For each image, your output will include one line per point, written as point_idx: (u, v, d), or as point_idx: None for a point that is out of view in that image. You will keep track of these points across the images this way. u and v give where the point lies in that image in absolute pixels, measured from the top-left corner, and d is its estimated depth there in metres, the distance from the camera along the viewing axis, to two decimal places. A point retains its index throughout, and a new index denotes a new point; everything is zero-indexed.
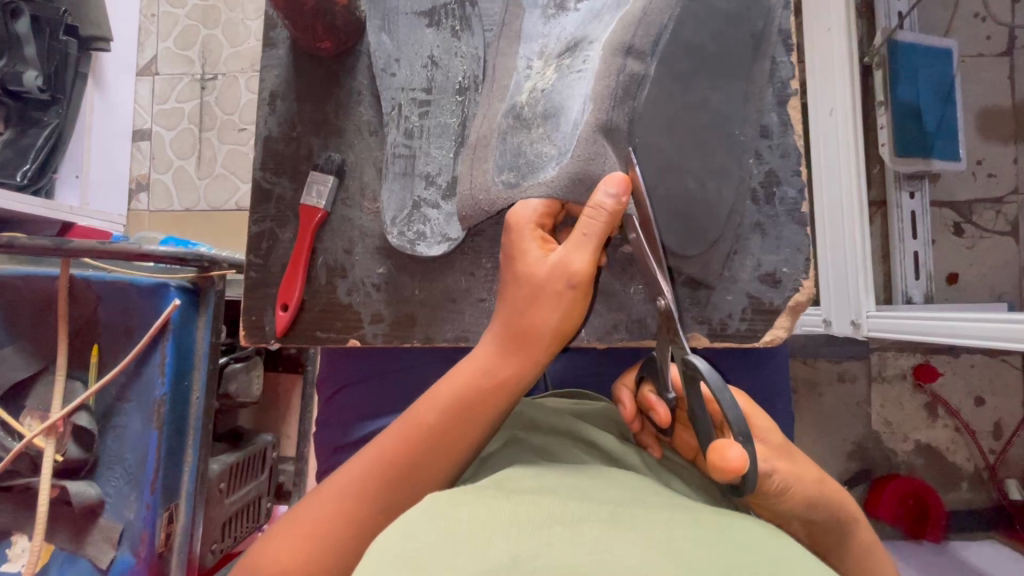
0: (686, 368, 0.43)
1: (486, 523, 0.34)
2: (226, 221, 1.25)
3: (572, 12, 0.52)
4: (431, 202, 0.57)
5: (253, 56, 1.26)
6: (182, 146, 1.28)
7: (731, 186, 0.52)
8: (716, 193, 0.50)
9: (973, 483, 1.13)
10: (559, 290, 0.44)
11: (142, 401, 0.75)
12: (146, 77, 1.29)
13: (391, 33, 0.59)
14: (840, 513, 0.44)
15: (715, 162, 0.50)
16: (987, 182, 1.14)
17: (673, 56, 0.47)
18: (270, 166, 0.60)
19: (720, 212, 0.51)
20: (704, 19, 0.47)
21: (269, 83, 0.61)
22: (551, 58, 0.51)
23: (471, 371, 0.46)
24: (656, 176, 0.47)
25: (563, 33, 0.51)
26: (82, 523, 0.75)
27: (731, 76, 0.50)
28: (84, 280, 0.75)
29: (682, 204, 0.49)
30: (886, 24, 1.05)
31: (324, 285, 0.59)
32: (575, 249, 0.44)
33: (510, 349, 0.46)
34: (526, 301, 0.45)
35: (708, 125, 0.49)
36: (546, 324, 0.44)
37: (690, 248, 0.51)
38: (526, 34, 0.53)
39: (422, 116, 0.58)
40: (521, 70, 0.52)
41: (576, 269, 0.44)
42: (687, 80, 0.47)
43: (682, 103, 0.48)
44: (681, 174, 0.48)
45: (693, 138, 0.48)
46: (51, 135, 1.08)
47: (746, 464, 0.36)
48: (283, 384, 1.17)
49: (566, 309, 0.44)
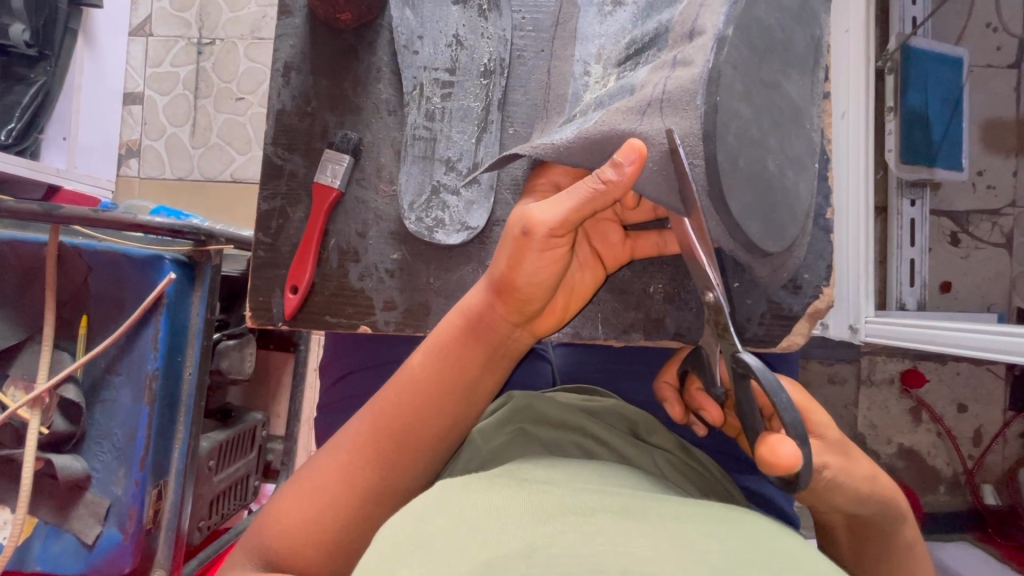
0: (736, 366, 0.38)
1: (500, 511, 0.34)
2: (221, 193, 1.21)
3: (627, 7, 0.49)
4: (451, 188, 0.56)
5: (254, 21, 1.21)
6: (176, 113, 1.23)
7: (810, 180, 0.45)
8: (795, 184, 0.43)
9: (950, 487, 1.16)
10: (518, 239, 0.41)
11: (134, 377, 0.73)
12: (139, 38, 1.24)
13: (415, 8, 0.57)
14: (886, 508, 0.44)
15: (793, 147, 0.43)
16: (986, 194, 1.15)
17: (748, 26, 0.39)
18: (282, 141, 0.58)
19: (801, 207, 0.44)
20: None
21: (283, 54, 0.58)
22: (610, 65, 0.48)
23: (451, 321, 0.46)
24: (730, 158, 0.39)
25: (616, 32, 0.49)
26: (67, 497, 0.73)
27: (799, 67, 0.43)
28: (75, 249, 0.73)
29: (765, 187, 0.41)
30: (901, 29, 1.04)
31: (335, 269, 0.57)
32: (553, 207, 0.41)
33: (490, 302, 0.44)
34: (500, 255, 0.43)
35: (785, 108, 0.42)
36: (518, 273, 0.42)
37: (768, 243, 0.42)
38: (582, 34, 0.51)
39: (445, 97, 0.56)
40: (577, 77, 0.49)
41: (544, 224, 0.40)
42: (763, 55, 0.40)
43: (760, 77, 0.40)
44: (765, 152, 0.41)
45: (772, 119, 0.41)
46: (37, 94, 1.03)
47: (799, 459, 0.34)
48: (274, 362, 1.15)
49: (534, 258, 0.41)
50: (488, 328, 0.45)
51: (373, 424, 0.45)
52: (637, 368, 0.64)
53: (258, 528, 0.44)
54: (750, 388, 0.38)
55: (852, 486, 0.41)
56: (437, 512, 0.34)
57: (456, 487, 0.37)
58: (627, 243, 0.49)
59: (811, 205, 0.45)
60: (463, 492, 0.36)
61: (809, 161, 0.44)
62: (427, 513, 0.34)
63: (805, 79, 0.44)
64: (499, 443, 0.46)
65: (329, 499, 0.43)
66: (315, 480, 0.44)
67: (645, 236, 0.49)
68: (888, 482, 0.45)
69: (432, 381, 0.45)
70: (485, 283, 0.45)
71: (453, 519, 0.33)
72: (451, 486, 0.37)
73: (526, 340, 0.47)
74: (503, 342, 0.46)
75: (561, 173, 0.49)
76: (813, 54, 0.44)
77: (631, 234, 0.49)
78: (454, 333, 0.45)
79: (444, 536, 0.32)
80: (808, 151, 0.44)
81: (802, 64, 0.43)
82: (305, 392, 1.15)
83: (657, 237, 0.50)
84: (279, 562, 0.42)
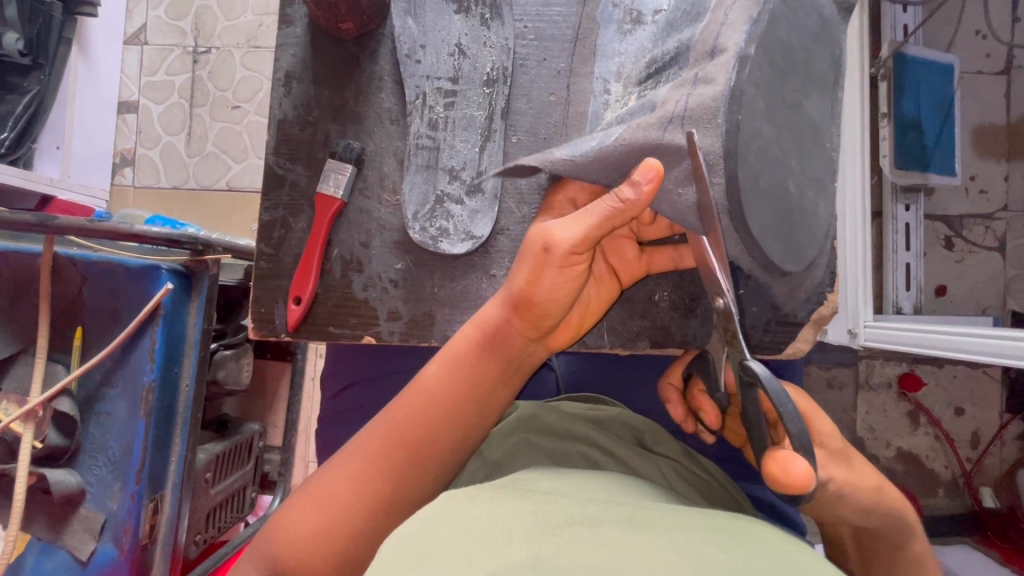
0: (743, 375, 0.39)
1: (507, 524, 0.33)
2: (216, 201, 1.20)
3: (647, 25, 0.50)
4: (454, 197, 0.56)
5: (249, 30, 1.20)
6: (171, 122, 1.22)
7: (828, 201, 0.45)
8: (814, 204, 0.43)
9: (949, 490, 1.16)
10: (538, 255, 0.41)
11: (129, 388, 0.72)
12: (134, 47, 1.23)
13: (417, 17, 0.57)
14: (895, 520, 0.43)
15: (813, 167, 0.43)
16: (979, 198, 1.16)
17: (770, 46, 0.40)
18: (284, 150, 0.58)
19: (819, 229, 0.44)
20: (795, 20, 0.41)
21: (285, 63, 0.58)
22: (631, 83, 0.49)
23: (467, 334, 0.46)
24: (751, 176, 0.39)
25: (633, 49, 0.50)
26: (61, 512, 0.72)
27: (819, 82, 0.43)
28: (70, 258, 0.72)
29: (783, 205, 0.41)
30: (892, 37, 1.06)
31: (339, 279, 0.57)
32: (569, 223, 0.41)
33: (507, 317, 0.44)
34: (517, 271, 0.43)
35: (804, 127, 0.42)
36: (535, 288, 0.42)
37: (788, 263, 0.43)
38: (603, 51, 0.53)
39: (448, 107, 0.56)
40: (599, 94, 0.51)
41: (561, 242, 0.40)
42: (784, 74, 0.40)
43: (780, 97, 0.41)
44: (784, 170, 0.41)
45: (793, 137, 0.41)
46: (31, 103, 1.04)
47: (813, 480, 0.33)
48: (271, 372, 1.14)
49: (552, 275, 0.42)
50: (504, 342, 0.45)
51: (386, 435, 0.44)
52: (641, 375, 0.64)
53: (267, 537, 0.44)
54: (757, 398, 0.38)
55: (857, 499, 0.41)
56: (443, 525, 0.34)
57: (460, 498, 0.36)
58: (642, 258, 0.49)
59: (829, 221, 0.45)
60: (469, 502, 0.36)
61: (829, 181, 0.45)
62: (432, 523, 0.34)
63: (817, 86, 0.43)
64: (507, 457, 0.46)
65: (340, 510, 0.42)
66: (327, 490, 0.44)
67: (660, 252, 0.49)
68: (896, 493, 0.45)
69: (449, 396, 0.45)
70: (500, 297, 0.45)
71: (458, 530, 0.33)
72: (455, 498, 0.37)
73: (542, 354, 0.47)
74: (519, 356, 0.46)
75: (578, 189, 0.49)
76: (833, 68, 0.45)
77: (647, 249, 0.49)
78: (470, 347, 0.45)
79: (450, 548, 0.31)
80: (828, 171, 0.45)
81: (820, 79, 0.43)
82: (303, 402, 1.14)
83: (673, 253, 0.49)
84: (290, 572, 0.42)
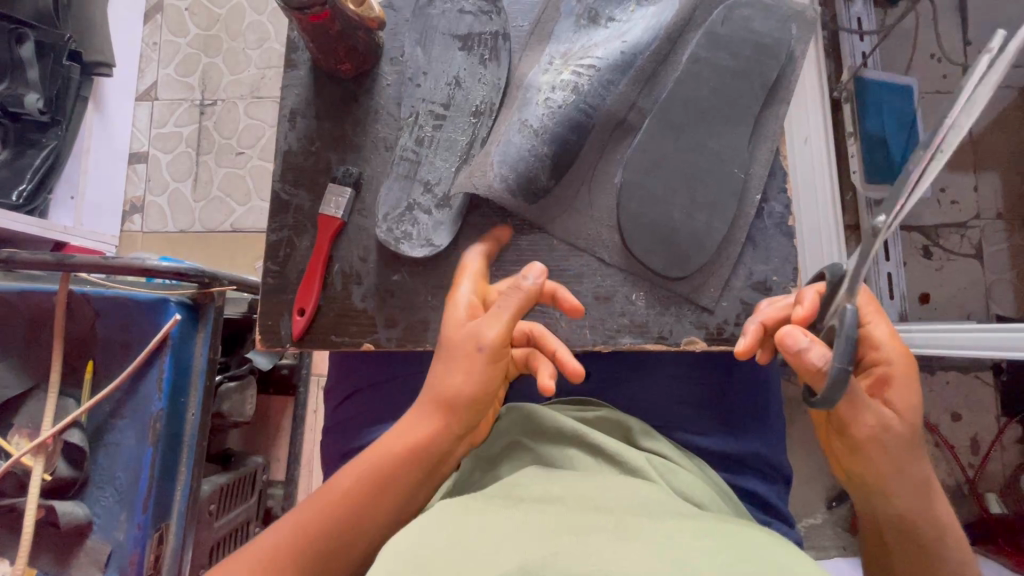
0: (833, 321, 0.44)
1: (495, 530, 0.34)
2: (221, 241, 1.26)
3: (601, 27, 0.61)
4: (425, 207, 0.61)
5: (253, 83, 1.29)
6: (179, 169, 1.29)
7: (727, 219, 0.60)
8: (707, 224, 0.60)
9: (955, 498, 1.15)
10: (469, 353, 0.48)
11: (138, 417, 0.74)
12: (145, 102, 1.31)
13: (426, 46, 0.63)
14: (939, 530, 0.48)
15: (705, 197, 0.59)
16: (951, 209, 1.21)
17: (678, 104, 0.58)
18: (288, 178, 0.63)
19: (709, 241, 0.60)
20: (698, 86, 0.58)
21: (289, 102, 0.64)
22: (571, 60, 0.59)
23: (401, 444, 0.48)
24: (633, 217, 0.60)
25: (589, 43, 0.60)
26: (69, 545, 0.73)
27: (726, 124, 0.59)
28: (84, 296, 0.75)
29: (670, 230, 0.59)
30: (852, 63, 1.14)
31: (339, 291, 0.61)
32: (491, 320, 0.48)
33: (429, 424, 0.48)
34: (445, 370, 0.48)
35: (708, 159, 0.59)
36: (450, 388, 0.48)
37: (673, 269, 0.60)
38: (556, 35, 0.61)
39: (436, 129, 0.61)
40: (545, 66, 0.60)
41: (488, 337, 0.48)
42: (683, 127, 0.58)
43: (675, 146, 0.59)
44: (671, 207, 0.59)
45: (690, 174, 0.59)
46: (48, 157, 1.11)
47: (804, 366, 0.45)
48: (273, 406, 1.15)
49: (466, 375, 0.48)
50: (433, 450, 0.48)
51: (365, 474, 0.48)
52: (630, 381, 0.66)
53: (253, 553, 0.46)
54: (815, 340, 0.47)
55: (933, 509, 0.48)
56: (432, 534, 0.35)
57: (453, 511, 0.38)
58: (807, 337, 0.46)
59: (730, 232, 0.61)
60: (463, 512, 0.37)
61: (728, 202, 0.60)
62: (425, 535, 0.35)
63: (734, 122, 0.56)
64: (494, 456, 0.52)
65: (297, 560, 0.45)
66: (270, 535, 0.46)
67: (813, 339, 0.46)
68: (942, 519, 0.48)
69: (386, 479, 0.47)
70: (431, 405, 0.48)
71: (451, 538, 0.34)
72: (452, 510, 0.38)
73: (463, 451, 0.51)
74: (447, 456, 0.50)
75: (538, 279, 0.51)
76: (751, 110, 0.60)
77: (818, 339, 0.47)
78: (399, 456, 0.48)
79: (441, 560, 0.32)
80: (729, 195, 0.60)
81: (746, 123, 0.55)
82: (305, 436, 1.15)
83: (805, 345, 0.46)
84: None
